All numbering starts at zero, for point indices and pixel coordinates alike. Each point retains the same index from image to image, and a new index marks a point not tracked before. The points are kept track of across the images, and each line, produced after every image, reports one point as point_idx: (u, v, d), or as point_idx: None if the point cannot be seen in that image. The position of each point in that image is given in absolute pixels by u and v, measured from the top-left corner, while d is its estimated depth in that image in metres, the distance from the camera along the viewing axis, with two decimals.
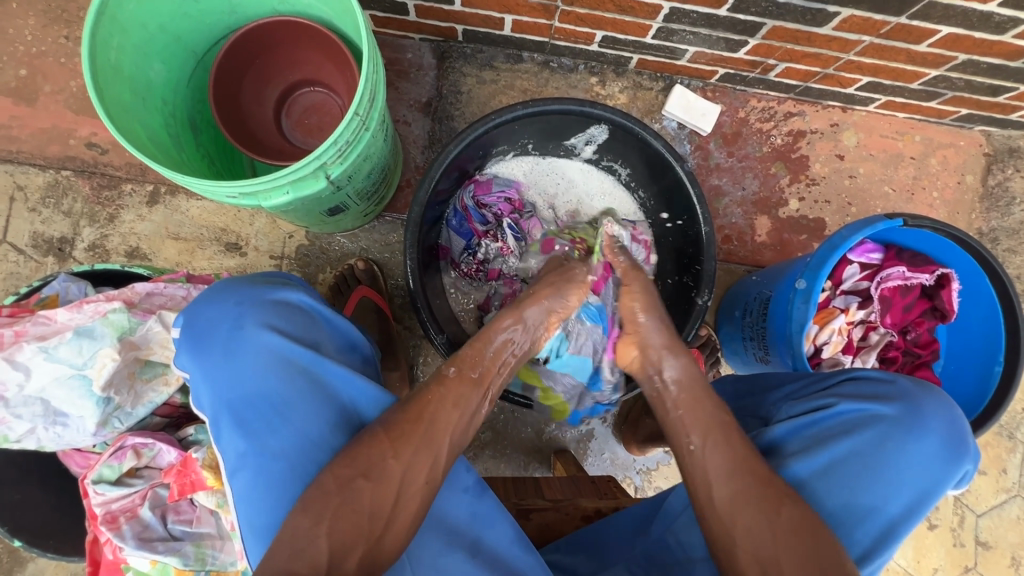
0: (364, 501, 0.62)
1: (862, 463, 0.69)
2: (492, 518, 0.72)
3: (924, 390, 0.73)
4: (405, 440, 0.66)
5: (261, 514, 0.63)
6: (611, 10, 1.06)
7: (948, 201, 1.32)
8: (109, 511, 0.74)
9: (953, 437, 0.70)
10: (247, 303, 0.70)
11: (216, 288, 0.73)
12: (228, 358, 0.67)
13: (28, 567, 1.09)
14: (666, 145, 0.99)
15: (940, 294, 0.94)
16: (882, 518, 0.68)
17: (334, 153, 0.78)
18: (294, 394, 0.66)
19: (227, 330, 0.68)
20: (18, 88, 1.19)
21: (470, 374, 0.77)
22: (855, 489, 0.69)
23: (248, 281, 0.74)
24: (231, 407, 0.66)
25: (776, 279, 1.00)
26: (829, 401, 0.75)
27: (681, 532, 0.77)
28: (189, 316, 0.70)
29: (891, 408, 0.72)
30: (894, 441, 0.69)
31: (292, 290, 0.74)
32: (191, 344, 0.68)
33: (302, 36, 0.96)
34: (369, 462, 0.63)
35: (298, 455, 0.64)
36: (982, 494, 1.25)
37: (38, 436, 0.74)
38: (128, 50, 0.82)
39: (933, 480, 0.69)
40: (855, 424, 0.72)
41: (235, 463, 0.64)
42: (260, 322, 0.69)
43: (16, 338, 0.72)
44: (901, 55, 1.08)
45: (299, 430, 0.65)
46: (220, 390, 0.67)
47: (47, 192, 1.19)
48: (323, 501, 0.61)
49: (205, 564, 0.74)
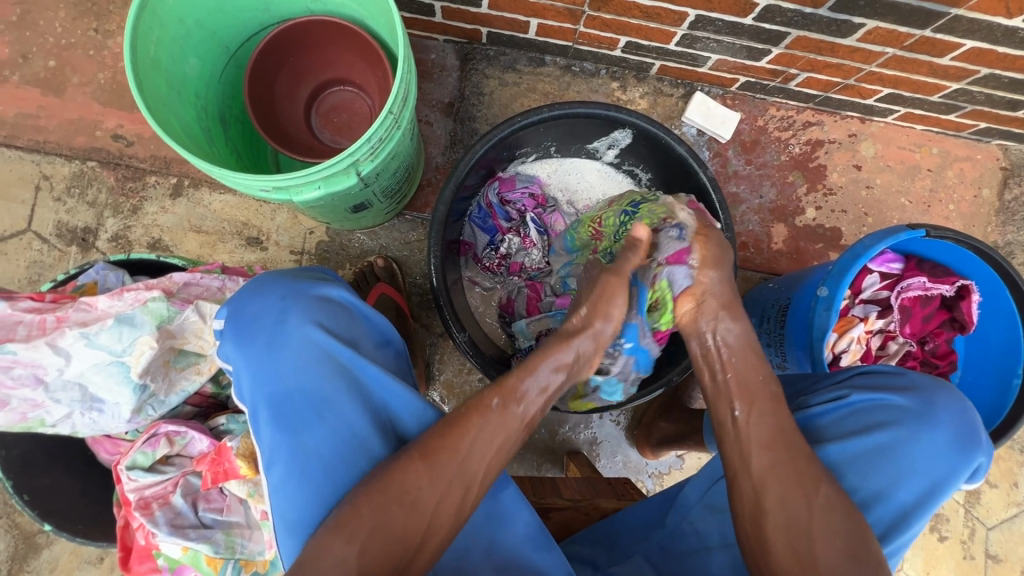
0: (398, 525, 0.62)
1: (877, 454, 0.70)
2: (516, 517, 0.73)
3: (937, 384, 0.74)
4: (439, 465, 0.64)
5: (293, 508, 0.64)
6: (637, 16, 1.07)
7: (964, 214, 1.32)
8: (142, 497, 0.76)
9: (965, 428, 0.70)
10: (292, 297, 0.71)
11: (259, 282, 0.74)
12: (271, 352, 0.68)
13: (43, 554, 1.10)
14: (689, 150, 1.00)
15: (960, 305, 0.95)
16: (892, 505, 0.69)
17: (366, 150, 0.80)
18: (332, 391, 0.67)
19: (271, 323, 0.69)
20: (47, 79, 1.21)
21: (515, 408, 0.70)
22: (866, 477, 0.69)
23: (289, 276, 0.75)
24: (270, 400, 0.67)
25: (796, 286, 1.00)
26: (841, 393, 0.76)
27: (698, 520, 0.77)
28: (234, 308, 0.71)
29: (903, 399, 0.73)
30: (906, 431, 0.70)
31: (331, 286, 0.75)
32: (235, 335, 0.70)
33: (336, 35, 0.98)
34: (402, 488, 0.62)
35: (333, 455, 0.65)
36: (992, 507, 1.26)
37: (74, 421, 0.75)
38: (166, 44, 0.83)
39: (946, 470, 0.69)
40: (868, 415, 0.73)
41: (271, 455, 0.66)
42: (304, 317, 0.70)
43: (58, 323, 0.74)
44: (923, 68, 1.09)
45: (338, 426, 0.66)
46: (260, 382, 0.68)
47: (72, 182, 1.20)
48: (356, 523, 0.60)
49: (234, 553, 0.76)
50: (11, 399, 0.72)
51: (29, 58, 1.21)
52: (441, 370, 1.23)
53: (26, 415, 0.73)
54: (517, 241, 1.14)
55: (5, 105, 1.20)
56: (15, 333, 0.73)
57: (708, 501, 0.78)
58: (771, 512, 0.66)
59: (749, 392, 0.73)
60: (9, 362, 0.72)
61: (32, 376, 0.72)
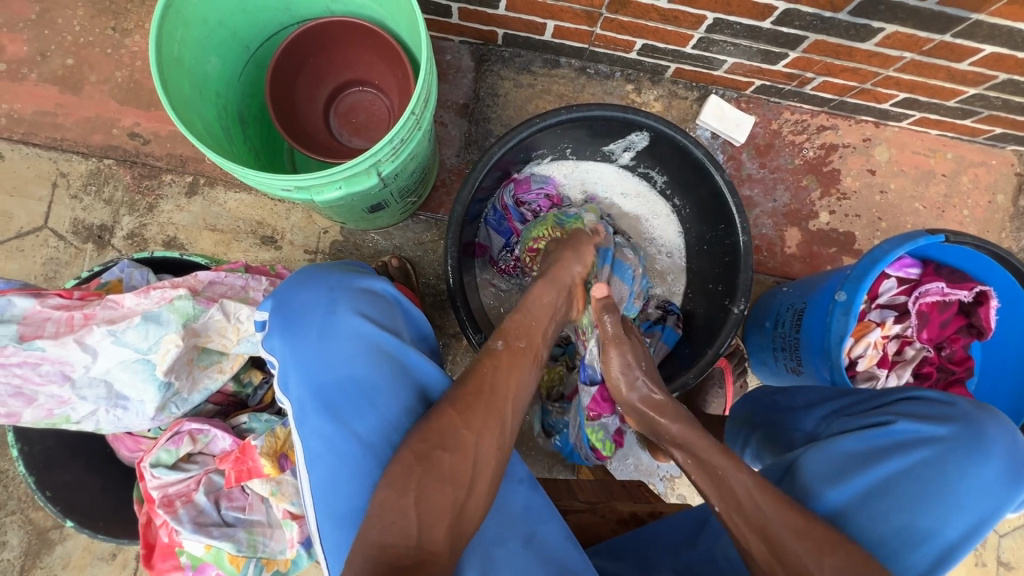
0: (445, 469, 0.62)
1: (919, 484, 0.68)
2: (536, 521, 0.73)
3: (984, 411, 0.71)
4: (471, 411, 0.66)
5: (342, 498, 0.64)
6: (655, 19, 1.07)
7: (978, 220, 1.32)
8: (166, 494, 0.76)
9: (1016, 460, 0.68)
10: (340, 289, 0.73)
11: (306, 276, 0.75)
12: (322, 341, 0.69)
13: (56, 550, 1.10)
14: (707, 153, 1.00)
15: (979, 312, 0.94)
16: (938, 541, 0.67)
17: (388, 151, 0.80)
18: (382, 379, 0.68)
19: (321, 315, 0.70)
20: (65, 77, 1.21)
21: (521, 347, 0.77)
22: (910, 510, 0.68)
23: (335, 271, 0.77)
24: (318, 390, 0.67)
25: (811, 290, 1.00)
26: (884, 420, 0.75)
27: (729, 546, 0.76)
28: (280, 300, 0.72)
29: (946, 429, 0.71)
30: (951, 462, 0.68)
31: (376, 280, 0.77)
32: (283, 327, 0.70)
33: (357, 36, 0.99)
34: (442, 433, 0.64)
35: (384, 439, 0.66)
36: (1006, 514, 1.25)
37: (98, 418, 0.76)
38: (190, 43, 0.84)
39: (995, 504, 0.67)
40: (911, 445, 0.71)
41: (319, 446, 0.66)
42: (352, 308, 0.71)
43: (86, 321, 0.74)
44: (940, 73, 1.09)
45: (386, 414, 0.67)
46: (308, 372, 0.68)
47: (88, 179, 1.20)
48: (406, 475, 0.61)
49: (256, 551, 0.78)
50: (39, 396, 0.73)
51: (47, 55, 1.21)
52: (454, 370, 1.23)
53: (51, 412, 0.74)
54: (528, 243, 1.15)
55: (23, 102, 1.21)
56: (43, 330, 0.73)
57: None
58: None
59: (725, 471, 0.71)
60: (37, 358, 0.72)
61: (59, 373, 0.73)
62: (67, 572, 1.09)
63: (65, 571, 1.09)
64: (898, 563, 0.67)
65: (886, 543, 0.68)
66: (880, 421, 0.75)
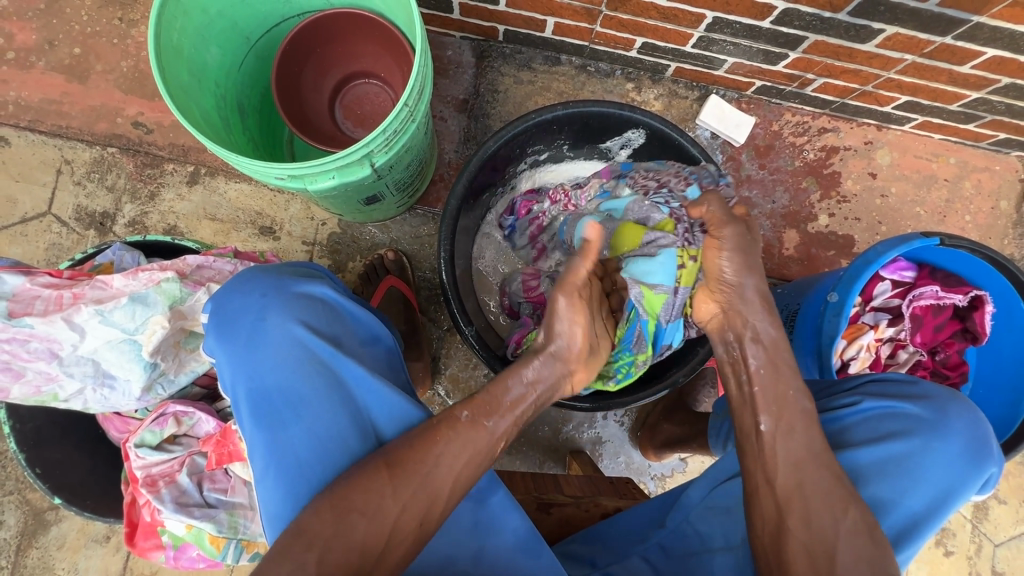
0: (357, 533, 0.62)
1: (887, 465, 0.69)
2: (513, 512, 0.74)
3: (950, 395, 0.72)
4: (404, 475, 0.65)
5: (274, 503, 0.68)
6: (654, 17, 1.07)
7: (980, 225, 1.31)
8: (149, 474, 0.79)
9: (976, 439, 0.69)
10: (272, 294, 0.73)
11: (241, 278, 0.76)
12: (251, 348, 0.70)
13: (51, 531, 1.11)
14: (703, 151, 1.00)
15: (974, 316, 0.94)
16: (902, 514, 0.68)
17: (381, 142, 0.80)
18: (309, 390, 0.69)
19: (250, 321, 0.71)
20: (71, 66, 1.23)
21: (486, 423, 0.69)
22: (876, 488, 0.68)
23: (273, 271, 0.77)
24: (250, 396, 0.70)
25: (805, 292, 0.99)
26: (853, 400, 0.75)
27: (699, 521, 0.78)
28: (217, 303, 0.73)
29: (915, 407, 0.72)
30: (918, 440, 0.69)
31: (315, 283, 0.76)
32: (217, 330, 0.72)
33: (362, 28, 1.00)
34: (365, 498, 0.63)
35: (311, 451, 0.68)
36: (1001, 523, 1.23)
37: (86, 397, 0.78)
38: (189, 32, 0.85)
39: (956, 480, 0.68)
40: (879, 425, 0.72)
41: (254, 450, 0.69)
42: (283, 315, 0.72)
43: (74, 300, 0.76)
44: (942, 76, 1.08)
45: (314, 427, 0.68)
46: (241, 376, 0.70)
47: (93, 167, 1.22)
48: (317, 532, 0.61)
49: (236, 532, 0.81)
50: (27, 371, 0.75)
51: (55, 45, 1.23)
52: (447, 364, 1.23)
53: (40, 388, 0.76)
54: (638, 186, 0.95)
55: (30, 90, 1.23)
56: (33, 307, 0.75)
57: (709, 502, 0.78)
58: (777, 513, 0.66)
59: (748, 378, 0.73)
60: (26, 335, 0.74)
61: (47, 350, 0.75)
62: (61, 553, 1.11)
63: (59, 552, 1.11)
64: None
65: None
66: (848, 403, 0.75)
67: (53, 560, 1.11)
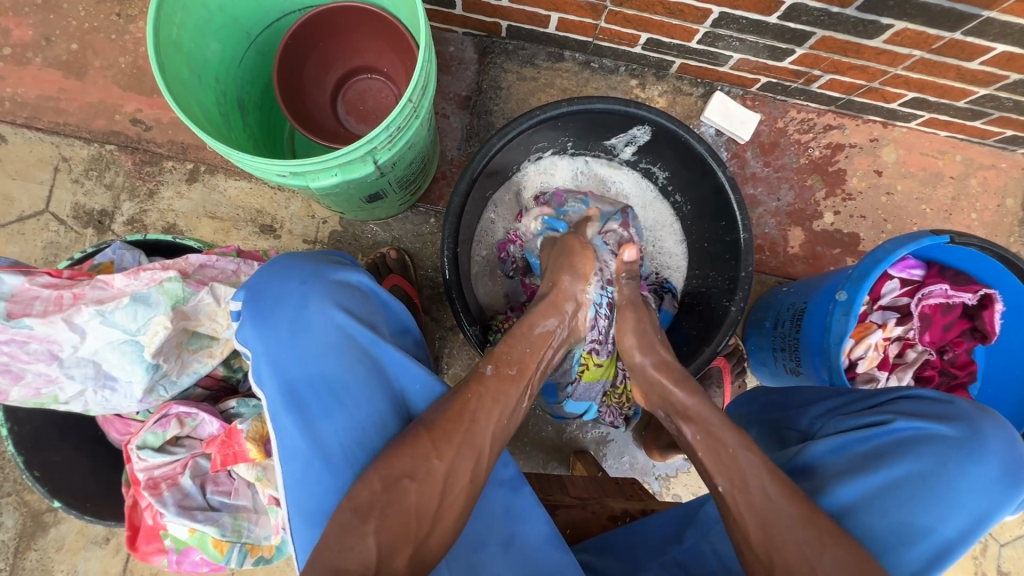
0: (410, 501, 0.63)
1: (921, 487, 0.68)
2: (524, 521, 0.73)
3: (983, 412, 0.72)
4: (445, 438, 0.67)
5: (310, 499, 0.66)
6: (660, 12, 1.06)
7: (986, 223, 1.30)
8: (151, 477, 0.78)
9: (1013, 461, 0.68)
10: (312, 282, 0.72)
11: (278, 265, 0.74)
12: (292, 334, 0.68)
13: (50, 533, 1.10)
14: (709, 148, 0.98)
15: (982, 315, 0.93)
16: (937, 539, 0.67)
17: (385, 138, 0.79)
18: (351, 378, 0.68)
19: (291, 308, 0.70)
20: (69, 62, 1.22)
21: (507, 372, 0.78)
22: (910, 510, 0.67)
23: (310, 260, 0.76)
24: (286, 385, 0.68)
25: (812, 291, 0.98)
26: (885, 417, 0.74)
27: (718, 543, 0.77)
28: (253, 290, 0.72)
29: (949, 429, 0.70)
30: (954, 462, 0.68)
31: (351, 272, 0.76)
32: (254, 316, 0.69)
33: (365, 21, 0.99)
34: (413, 463, 0.64)
35: (350, 441, 0.67)
36: (1007, 523, 1.23)
37: (86, 399, 0.77)
38: (188, 27, 0.83)
39: (990, 504, 0.67)
40: (913, 443, 0.71)
41: (286, 445, 0.67)
42: (325, 301, 0.70)
43: (75, 300, 0.75)
44: (950, 72, 1.07)
45: (355, 415, 0.68)
46: (279, 366, 0.68)
47: (90, 164, 1.21)
48: (372, 501, 0.62)
49: (240, 536, 0.80)
50: (26, 373, 0.74)
51: (52, 40, 1.22)
52: (450, 364, 1.22)
53: (40, 391, 0.75)
54: (603, 263, 0.96)
55: (27, 86, 1.21)
56: (32, 308, 0.74)
57: None
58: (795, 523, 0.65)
59: None
60: (25, 336, 0.73)
61: (46, 352, 0.74)
62: (60, 555, 1.10)
63: (58, 554, 1.10)
64: (894, 561, 0.67)
65: (882, 542, 0.67)
66: (880, 420, 0.75)
67: (52, 562, 1.10)
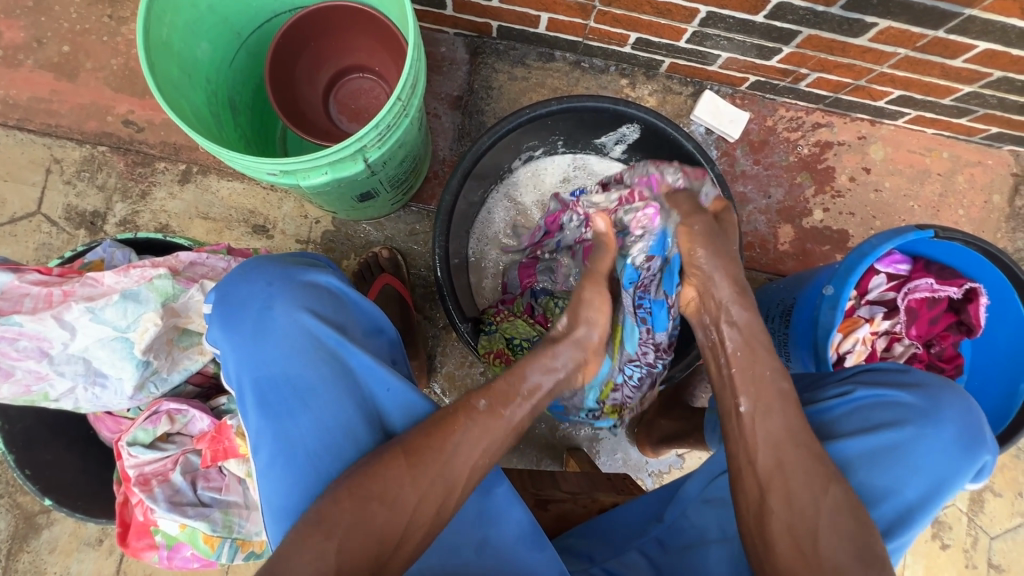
0: (376, 521, 0.62)
1: (881, 455, 0.69)
2: (513, 511, 0.74)
3: (942, 383, 0.73)
4: (423, 465, 0.65)
5: (279, 494, 0.67)
6: (648, 12, 1.07)
7: (973, 219, 1.31)
8: (142, 473, 0.79)
9: (969, 427, 0.69)
10: (278, 283, 0.73)
11: (246, 267, 0.75)
12: (257, 337, 0.70)
13: (42, 535, 1.10)
14: (698, 146, 0.99)
15: (968, 308, 0.95)
16: (898, 503, 0.68)
17: (374, 136, 0.80)
18: (317, 379, 0.69)
19: (256, 309, 0.71)
20: (60, 64, 1.22)
21: (502, 410, 0.70)
22: (871, 477, 0.69)
23: (279, 261, 0.76)
24: (256, 384, 0.69)
25: (801, 286, 0.99)
26: (846, 388, 0.76)
27: (694, 515, 0.77)
28: (220, 291, 0.73)
29: (908, 396, 0.72)
30: (911, 429, 0.69)
31: (319, 272, 0.76)
32: (221, 319, 0.71)
33: (355, 22, 1.00)
34: (385, 485, 0.63)
35: (317, 441, 0.68)
36: (996, 516, 1.24)
37: (77, 397, 0.77)
38: (178, 27, 0.84)
39: (950, 468, 0.68)
40: (870, 412, 0.72)
41: (257, 440, 0.68)
42: (290, 304, 0.71)
43: (65, 298, 0.75)
44: (934, 70, 1.08)
45: (321, 416, 0.68)
46: (246, 366, 0.70)
47: (82, 166, 1.21)
48: (338, 518, 0.62)
49: (231, 532, 0.81)
50: (16, 370, 0.74)
51: (44, 42, 1.22)
52: (443, 362, 1.23)
53: (30, 388, 0.75)
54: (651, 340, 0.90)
55: (19, 88, 1.21)
56: (23, 305, 0.75)
57: (710, 504, 0.77)
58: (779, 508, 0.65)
59: None
60: (15, 334, 0.73)
61: (37, 349, 0.74)
62: (53, 556, 1.10)
63: (51, 556, 1.10)
64: None
65: None
66: (841, 392, 0.76)
67: (44, 564, 1.09)
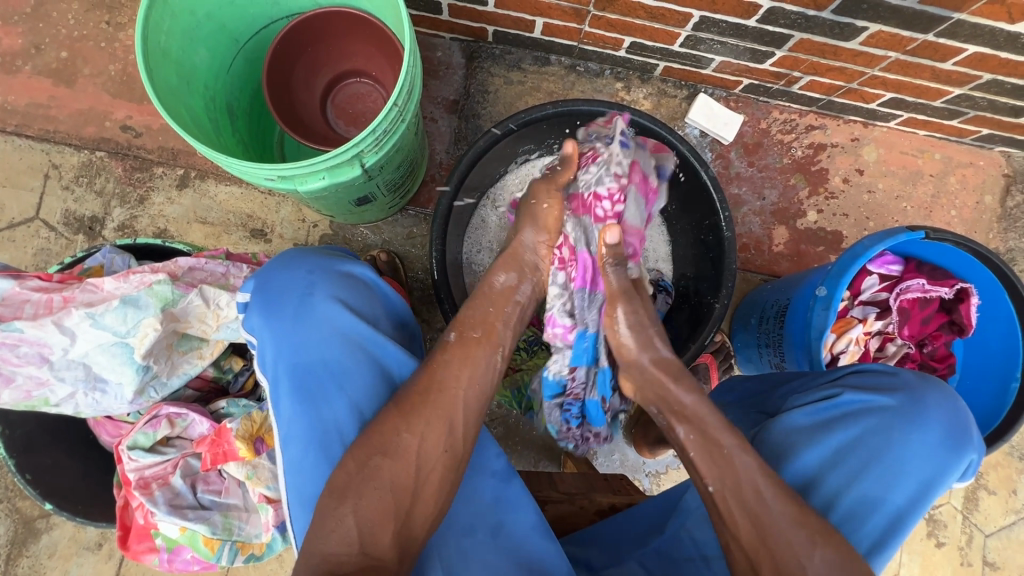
0: (384, 476, 0.64)
1: (871, 458, 0.70)
2: (510, 513, 0.74)
3: (926, 382, 0.74)
4: (416, 413, 0.67)
5: (309, 481, 0.67)
6: (642, 16, 1.08)
7: (966, 220, 1.33)
8: (142, 476, 0.79)
9: (954, 427, 0.71)
10: (319, 273, 0.75)
11: (286, 257, 0.78)
12: (298, 322, 0.71)
13: (42, 540, 1.10)
14: (691, 148, 0.98)
15: (959, 308, 0.96)
16: (887, 508, 0.69)
17: (371, 141, 0.80)
18: (353, 364, 0.70)
19: (298, 296, 0.73)
20: (58, 70, 1.22)
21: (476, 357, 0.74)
22: (862, 480, 0.69)
23: (315, 254, 0.80)
24: (292, 367, 0.70)
25: (794, 287, 1.00)
26: (834, 391, 0.76)
27: (695, 529, 0.78)
28: (262, 279, 0.75)
29: (891, 399, 0.73)
30: (898, 431, 0.71)
31: (355, 265, 0.80)
32: (262, 305, 0.72)
33: (352, 27, 1.00)
34: (383, 437, 0.65)
35: (351, 424, 0.69)
36: (991, 513, 1.25)
37: (77, 402, 0.78)
38: (176, 34, 0.85)
39: (936, 468, 0.69)
40: (857, 415, 0.73)
41: (290, 426, 0.69)
42: (329, 292, 0.74)
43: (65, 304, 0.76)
44: (925, 72, 1.09)
45: (357, 399, 0.70)
46: (283, 351, 0.71)
47: (80, 171, 1.21)
48: (346, 482, 0.63)
49: (231, 534, 0.81)
50: (17, 376, 0.74)
51: (41, 48, 1.22)
52: None
53: (31, 393, 0.75)
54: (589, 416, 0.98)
55: (17, 94, 1.22)
56: (23, 311, 0.75)
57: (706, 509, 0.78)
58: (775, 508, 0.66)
59: None
60: (16, 339, 0.74)
61: (37, 355, 0.75)
62: (52, 562, 1.10)
63: (51, 561, 1.10)
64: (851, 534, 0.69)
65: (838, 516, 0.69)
66: (828, 394, 0.77)
67: (44, 568, 1.10)
